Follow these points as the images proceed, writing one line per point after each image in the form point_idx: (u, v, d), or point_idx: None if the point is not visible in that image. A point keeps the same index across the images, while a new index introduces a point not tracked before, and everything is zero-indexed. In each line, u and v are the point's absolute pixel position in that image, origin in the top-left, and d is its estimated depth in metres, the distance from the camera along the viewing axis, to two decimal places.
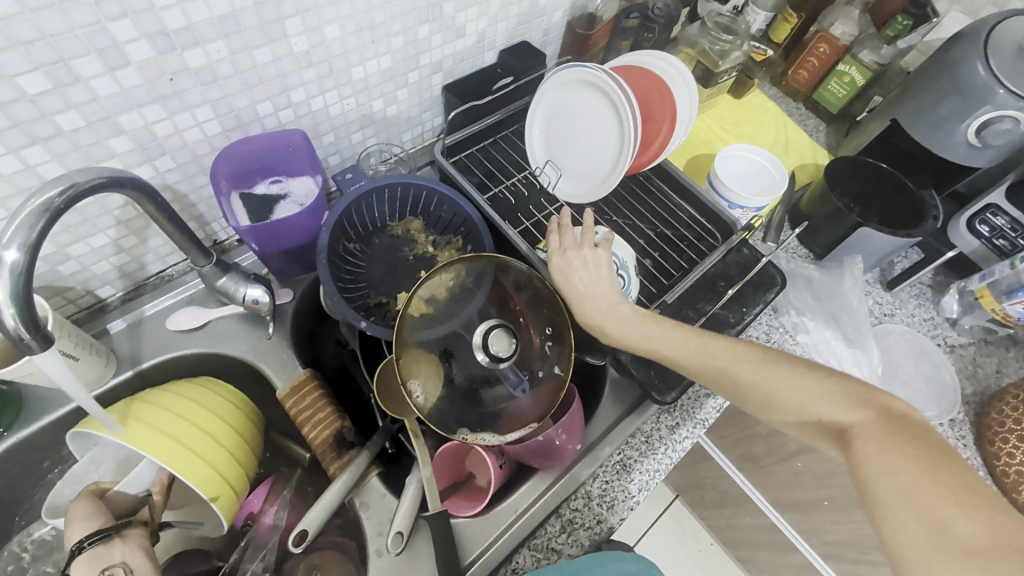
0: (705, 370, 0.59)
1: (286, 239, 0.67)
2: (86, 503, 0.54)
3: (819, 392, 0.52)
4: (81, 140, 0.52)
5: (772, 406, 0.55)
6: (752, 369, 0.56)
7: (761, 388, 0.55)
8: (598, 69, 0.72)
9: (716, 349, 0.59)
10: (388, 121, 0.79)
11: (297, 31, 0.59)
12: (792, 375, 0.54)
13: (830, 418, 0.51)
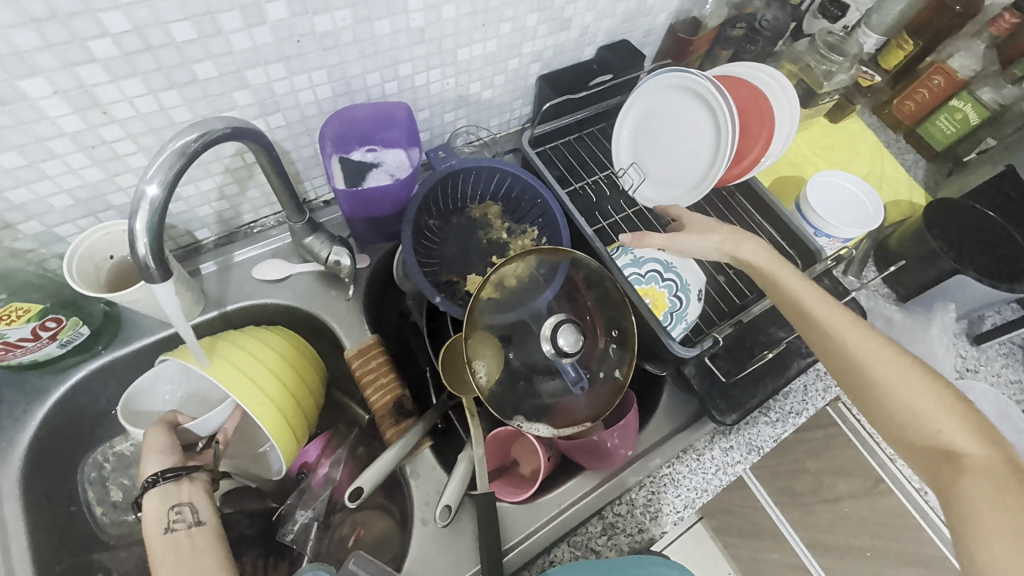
0: (845, 344, 0.59)
1: (376, 209, 0.70)
2: (161, 436, 0.56)
3: (950, 413, 0.55)
4: (211, 90, 0.56)
5: (895, 402, 0.56)
6: (893, 366, 0.57)
7: (897, 384, 0.57)
8: (704, 77, 0.70)
9: (864, 336, 0.59)
10: (481, 105, 0.80)
11: (417, 8, 0.60)
12: (928, 388, 0.56)
13: (953, 441, 0.54)
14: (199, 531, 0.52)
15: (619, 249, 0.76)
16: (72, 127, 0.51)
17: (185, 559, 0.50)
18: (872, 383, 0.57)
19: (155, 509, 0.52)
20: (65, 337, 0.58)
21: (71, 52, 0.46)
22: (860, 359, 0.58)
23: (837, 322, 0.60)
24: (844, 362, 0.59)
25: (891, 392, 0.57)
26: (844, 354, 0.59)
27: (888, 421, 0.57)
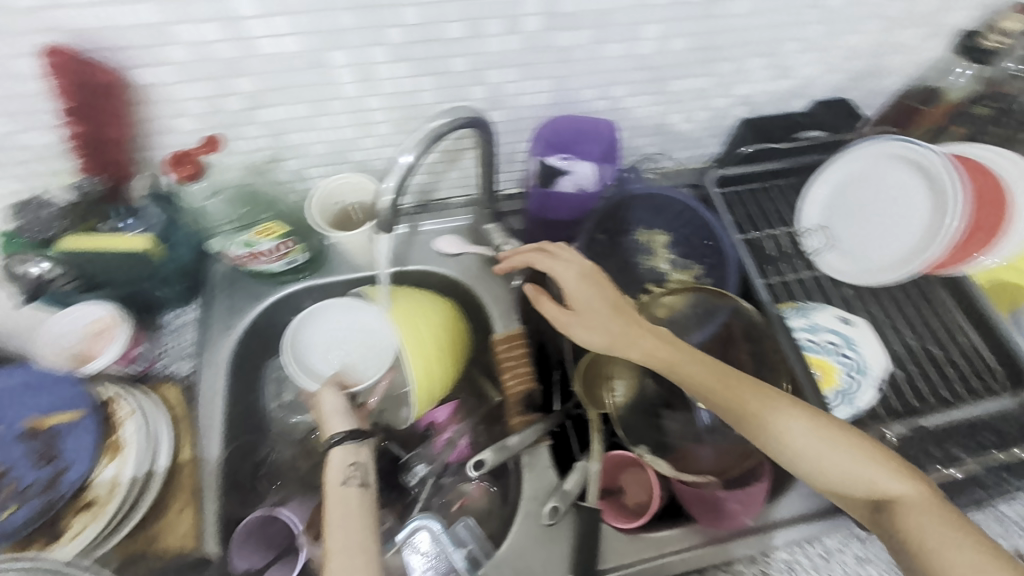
0: (763, 425, 0.55)
1: (557, 212, 0.78)
2: (335, 399, 0.63)
3: (818, 434, 0.54)
4: (456, 81, 0.63)
5: (820, 471, 0.53)
6: (813, 431, 0.54)
7: (820, 454, 0.53)
8: (943, 161, 0.67)
9: (758, 393, 0.56)
10: (674, 135, 0.81)
11: (651, 37, 0.64)
12: (801, 416, 0.54)
13: (878, 483, 0.52)
14: (364, 494, 0.55)
15: (794, 307, 0.72)
16: (351, 93, 0.61)
17: (349, 515, 0.53)
18: (802, 456, 0.54)
19: (339, 460, 0.57)
20: (291, 258, 0.68)
21: (373, 35, 0.56)
22: (780, 433, 0.54)
23: (745, 402, 0.56)
24: (768, 439, 0.55)
25: (801, 452, 0.54)
26: (762, 429, 0.55)
27: (828, 486, 0.54)
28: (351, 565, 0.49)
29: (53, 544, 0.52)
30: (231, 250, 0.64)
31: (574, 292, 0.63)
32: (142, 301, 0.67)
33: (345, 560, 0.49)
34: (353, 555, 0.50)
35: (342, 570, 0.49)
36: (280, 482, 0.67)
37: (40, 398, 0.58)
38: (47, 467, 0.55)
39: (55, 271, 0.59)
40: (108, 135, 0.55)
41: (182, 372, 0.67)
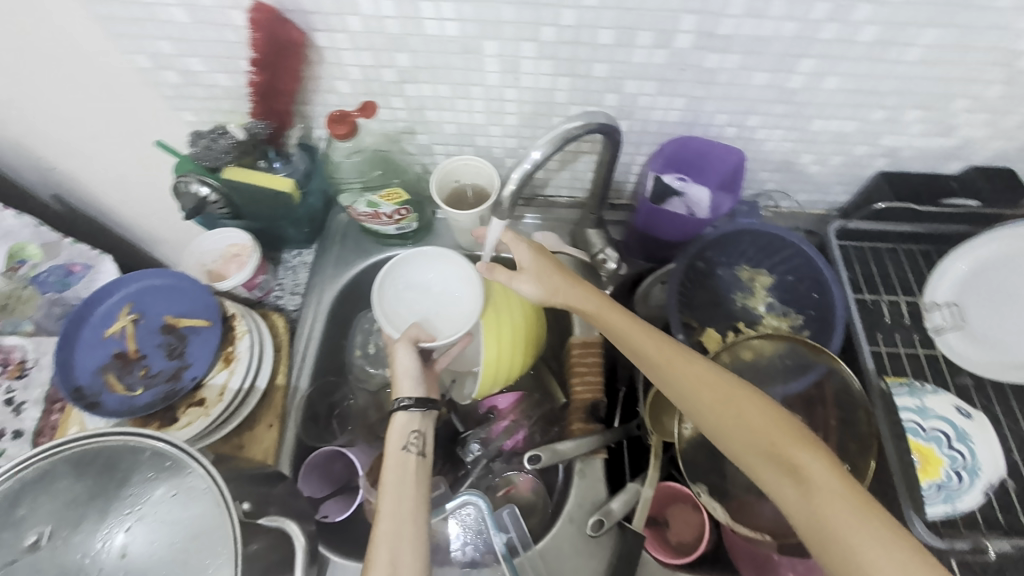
0: (686, 389, 0.56)
1: (661, 230, 0.76)
2: (410, 359, 0.63)
3: (735, 403, 0.53)
4: (593, 86, 0.64)
5: (737, 441, 0.52)
6: (740, 403, 0.53)
7: (740, 424, 0.52)
8: None
9: (688, 363, 0.56)
10: (801, 176, 0.77)
11: (804, 71, 0.61)
12: (714, 383, 0.55)
13: (782, 451, 0.50)
14: (420, 464, 0.58)
15: (904, 385, 0.65)
16: (491, 82, 0.64)
17: (404, 479, 0.57)
18: (725, 423, 0.53)
19: (401, 425, 0.60)
20: (403, 224, 0.74)
21: (527, 31, 0.58)
22: (704, 397, 0.55)
23: (672, 365, 0.57)
24: (689, 404, 0.55)
25: (717, 419, 0.54)
26: (687, 392, 0.55)
27: (749, 462, 0.52)
28: (399, 530, 0.52)
29: (168, 428, 0.61)
30: (355, 206, 0.70)
31: (528, 258, 0.65)
32: (274, 235, 0.75)
33: (393, 522, 0.53)
34: (401, 519, 0.53)
35: (389, 531, 0.52)
36: (349, 426, 0.73)
37: (177, 301, 0.66)
38: (173, 361, 0.64)
39: (215, 197, 0.68)
40: (280, 87, 0.61)
41: (290, 307, 0.74)
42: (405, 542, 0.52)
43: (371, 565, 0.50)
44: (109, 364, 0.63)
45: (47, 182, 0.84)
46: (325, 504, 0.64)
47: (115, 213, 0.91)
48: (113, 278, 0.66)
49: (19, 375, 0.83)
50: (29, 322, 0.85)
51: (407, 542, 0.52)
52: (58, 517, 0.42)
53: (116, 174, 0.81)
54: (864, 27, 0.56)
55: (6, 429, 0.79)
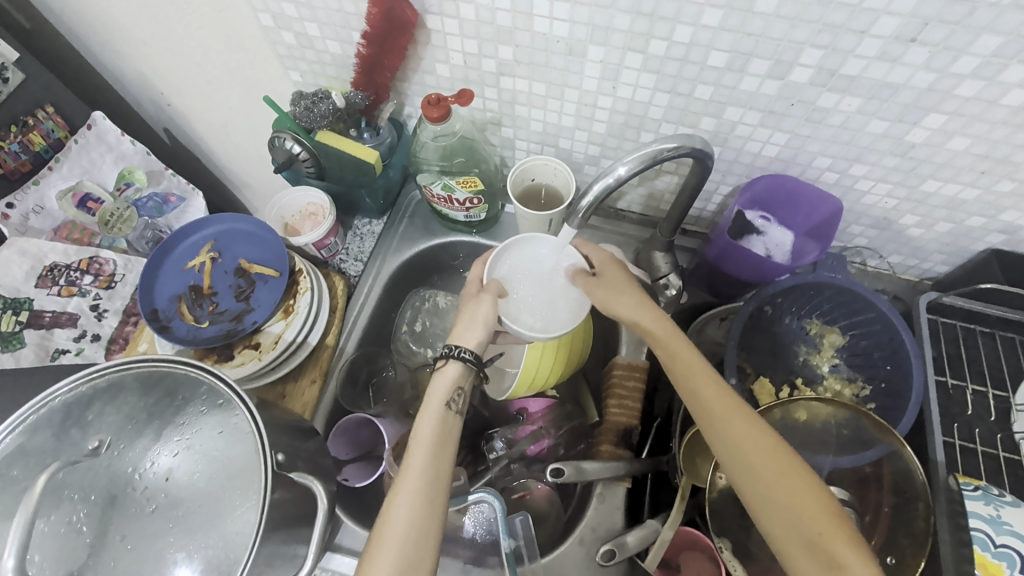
0: (737, 448, 0.51)
1: (734, 267, 0.72)
2: (489, 311, 0.60)
3: (780, 470, 0.50)
4: (692, 107, 0.62)
5: (780, 517, 0.49)
6: (792, 477, 0.49)
7: (789, 502, 0.48)
8: None
9: (741, 417, 0.52)
10: (898, 236, 0.72)
11: (928, 126, 0.56)
12: (766, 446, 0.51)
13: (822, 536, 0.47)
14: (458, 423, 0.57)
15: (978, 487, 0.57)
16: (588, 86, 0.63)
17: (441, 435, 0.55)
18: (768, 492, 0.49)
19: (450, 378, 0.59)
20: (472, 212, 0.75)
21: (637, 41, 0.56)
22: (755, 462, 0.50)
23: (730, 420, 0.52)
24: (727, 452, 0.52)
25: (758, 485, 0.50)
26: (737, 451, 0.51)
27: (782, 538, 0.48)
28: (427, 488, 0.51)
29: (223, 364, 0.65)
30: (431, 187, 0.72)
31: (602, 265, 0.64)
32: (350, 201, 0.78)
33: (424, 481, 0.51)
34: (431, 478, 0.52)
35: (416, 489, 0.51)
36: (382, 399, 0.73)
37: (253, 248, 0.70)
38: (239, 304, 0.68)
39: (305, 156, 0.69)
40: (384, 62, 0.63)
41: (351, 272, 0.76)
42: (428, 503, 0.50)
43: (388, 517, 0.49)
44: (184, 294, 0.68)
45: (163, 116, 0.92)
46: (348, 468, 0.66)
47: (214, 153, 0.98)
48: (202, 217, 0.71)
49: (107, 286, 0.91)
50: (125, 240, 0.93)
51: (430, 500, 0.51)
52: (118, 429, 0.46)
53: (223, 118, 0.87)
54: (1013, 90, 0.50)
55: (87, 331, 0.89)
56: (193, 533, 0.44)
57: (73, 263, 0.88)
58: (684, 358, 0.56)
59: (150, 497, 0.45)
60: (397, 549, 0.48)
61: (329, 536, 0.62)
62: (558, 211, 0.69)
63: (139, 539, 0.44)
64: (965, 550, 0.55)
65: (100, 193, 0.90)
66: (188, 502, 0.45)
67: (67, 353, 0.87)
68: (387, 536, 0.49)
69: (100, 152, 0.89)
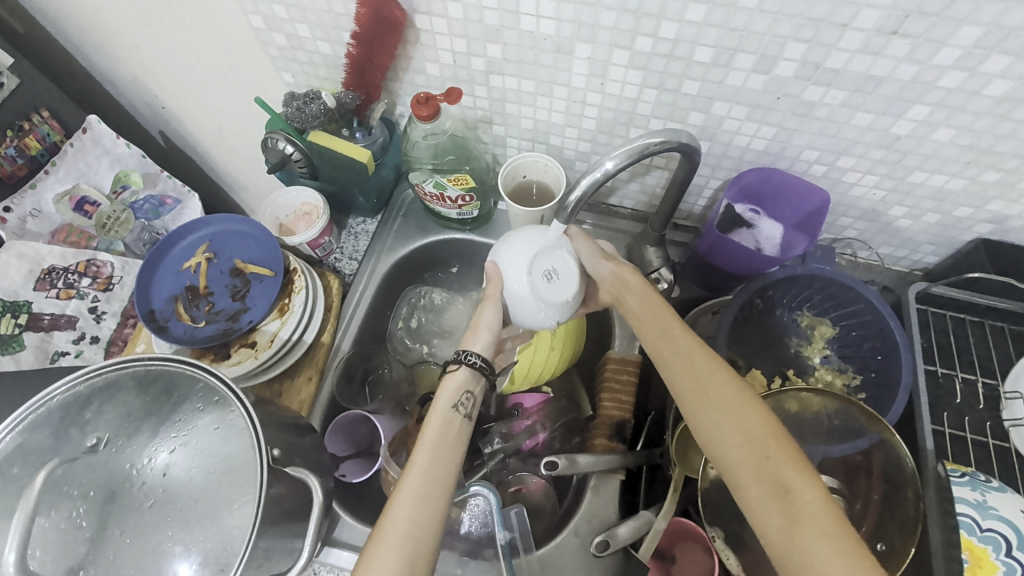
0: (689, 380, 0.53)
1: (724, 261, 0.73)
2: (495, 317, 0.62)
3: (734, 400, 0.51)
4: (680, 102, 0.63)
5: (732, 445, 0.50)
6: (746, 408, 0.51)
7: (740, 430, 0.50)
8: None
9: (697, 353, 0.54)
10: (887, 228, 0.72)
11: (913, 118, 0.57)
12: (720, 380, 0.52)
13: (771, 462, 0.48)
14: (466, 426, 0.57)
15: (964, 473, 0.58)
16: (577, 83, 0.64)
17: (445, 438, 0.55)
18: (721, 421, 0.51)
19: (457, 383, 0.59)
20: (465, 210, 0.76)
21: (623, 38, 0.57)
22: (708, 393, 0.52)
23: (686, 356, 0.54)
24: (684, 386, 0.53)
25: (712, 416, 0.51)
26: (692, 383, 0.53)
27: (734, 466, 0.49)
28: (429, 487, 0.51)
29: (220, 363, 0.66)
30: (423, 185, 0.72)
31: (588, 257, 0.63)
32: (345, 200, 0.79)
33: (425, 478, 0.51)
34: (433, 479, 0.52)
35: (418, 488, 0.51)
36: (379, 395, 0.75)
37: (249, 249, 0.71)
38: (235, 303, 0.69)
39: (299, 156, 0.70)
40: (374, 62, 0.64)
41: (346, 271, 0.77)
42: (429, 504, 0.50)
43: (389, 513, 0.49)
44: (181, 294, 0.69)
45: (157, 120, 0.92)
46: (345, 464, 0.67)
47: (209, 155, 0.98)
48: (198, 218, 0.71)
49: (105, 288, 0.92)
50: (122, 242, 0.94)
51: (431, 501, 0.51)
52: (116, 426, 0.47)
53: (217, 120, 0.88)
54: (994, 81, 0.51)
55: (86, 333, 0.90)
56: (190, 528, 0.45)
57: (71, 265, 0.89)
58: (646, 304, 0.59)
59: (147, 493, 0.46)
60: (396, 552, 0.47)
61: (327, 531, 0.63)
62: (549, 207, 0.69)
63: (136, 533, 0.44)
64: (952, 536, 0.56)
65: (96, 197, 0.92)
66: (184, 497, 0.46)
67: (67, 355, 0.88)
68: (386, 534, 0.48)
69: (96, 156, 0.90)
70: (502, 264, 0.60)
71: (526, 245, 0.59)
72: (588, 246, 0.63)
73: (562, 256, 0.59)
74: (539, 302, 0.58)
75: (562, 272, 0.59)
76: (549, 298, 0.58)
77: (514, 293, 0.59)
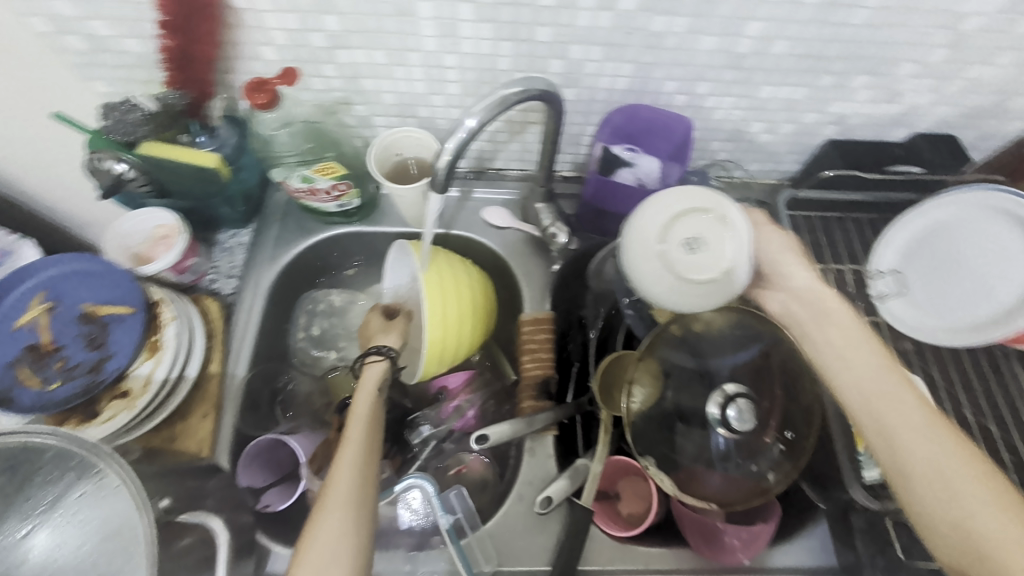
0: (907, 439, 0.46)
1: (613, 203, 0.76)
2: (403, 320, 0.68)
3: (962, 469, 0.44)
4: (537, 52, 0.61)
5: (952, 521, 0.43)
6: (974, 481, 0.44)
7: (971, 504, 0.43)
8: None
9: (915, 408, 0.47)
10: (752, 145, 0.76)
11: (752, 35, 0.60)
12: (946, 446, 0.45)
13: (996, 546, 0.41)
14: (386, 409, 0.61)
15: None
16: (429, 47, 0.61)
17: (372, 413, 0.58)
18: (943, 489, 0.44)
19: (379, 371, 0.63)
20: (345, 200, 0.70)
21: None
22: (929, 455, 0.45)
23: (919, 417, 0.47)
24: (895, 440, 0.47)
25: (929, 481, 0.45)
26: (909, 439, 0.46)
27: (947, 543, 0.44)
28: (366, 457, 0.53)
29: (88, 424, 0.57)
30: (289, 182, 0.67)
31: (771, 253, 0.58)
32: (205, 216, 0.71)
33: (361, 449, 0.53)
34: (369, 449, 0.54)
35: (357, 458, 0.52)
36: (292, 412, 0.71)
37: (98, 288, 0.62)
38: (92, 352, 0.59)
39: (134, 174, 0.63)
40: (197, 53, 0.57)
41: (225, 291, 0.70)
42: (367, 472, 0.52)
43: (330, 485, 0.50)
44: (21, 356, 0.59)
45: None
46: (267, 493, 0.62)
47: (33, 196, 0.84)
48: (26, 264, 0.61)
49: None
50: None
51: (368, 468, 0.52)
52: None
53: (29, 150, 0.75)
54: None
55: None
56: None
57: None
58: (857, 345, 0.51)
59: None
60: (336, 520, 0.47)
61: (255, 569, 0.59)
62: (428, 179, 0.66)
63: None
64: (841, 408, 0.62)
65: None
66: None
67: None
68: (330, 505, 0.48)
69: None
70: (658, 216, 0.57)
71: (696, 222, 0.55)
72: (785, 255, 0.57)
73: (715, 227, 0.55)
74: (670, 271, 0.56)
75: (709, 246, 0.55)
76: (680, 270, 0.55)
77: (648, 260, 0.57)
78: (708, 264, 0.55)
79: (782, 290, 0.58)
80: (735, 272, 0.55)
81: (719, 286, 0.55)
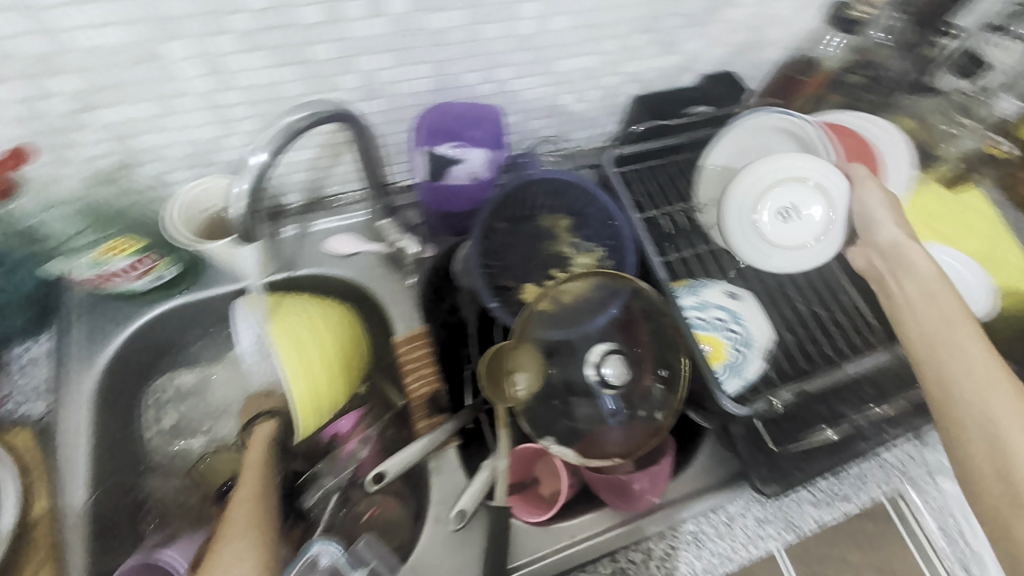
0: (942, 338, 0.53)
1: (456, 202, 0.75)
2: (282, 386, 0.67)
3: (986, 364, 0.50)
4: (324, 70, 0.58)
5: (964, 394, 0.50)
6: (995, 375, 0.50)
7: (976, 383, 0.50)
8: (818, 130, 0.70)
9: (963, 323, 0.53)
10: (570, 116, 0.79)
11: (529, 16, 0.62)
12: (983, 352, 0.51)
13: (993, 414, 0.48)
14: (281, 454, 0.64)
15: (687, 287, 0.71)
16: (201, 89, 0.55)
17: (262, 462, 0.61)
18: (956, 370, 0.51)
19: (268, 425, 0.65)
20: (156, 274, 0.62)
21: (216, 22, 0.50)
22: (953, 348, 0.52)
23: (958, 322, 0.54)
24: (928, 337, 0.54)
25: (949, 366, 0.52)
26: (942, 335, 0.54)
27: (949, 411, 0.50)
28: (259, 493, 0.56)
29: None
30: (80, 272, 0.58)
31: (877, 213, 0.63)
32: None
33: (253, 488, 0.57)
34: (261, 487, 0.57)
35: (249, 495, 0.56)
36: (165, 518, 0.63)
37: None
38: None
39: None
40: None
41: (37, 411, 0.61)
42: (258, 506, 0.55)
43: (227, 522, 0.53)
44: None
45: None
46: None
47: None
48: None
49: None
50: None
51: (263, 501, 0.56)
52: None
53: None
54: None
55: None
56: None
57: None
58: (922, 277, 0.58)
59: None
60: (231, 550, 0.50)
61: None
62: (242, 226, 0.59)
63: None
64: None
65: None
66: None
67: None
68: (225, 540, 0.51)
69: None
70: (776, 189, 0.66)
71: (801, 192, 0.65)
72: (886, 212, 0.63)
73: (802, 193, 0.65)
74: (762, 234, 0.66)
75: (801, 215, 0.65)
76: (774, 235, 0.66)
77: (739, 221, 0.66)
78: (805, 234, 0.66)
79: (869, 246, 0.64)
80: (826, 236, 0.66)
81: (811, 253, 0.66)
